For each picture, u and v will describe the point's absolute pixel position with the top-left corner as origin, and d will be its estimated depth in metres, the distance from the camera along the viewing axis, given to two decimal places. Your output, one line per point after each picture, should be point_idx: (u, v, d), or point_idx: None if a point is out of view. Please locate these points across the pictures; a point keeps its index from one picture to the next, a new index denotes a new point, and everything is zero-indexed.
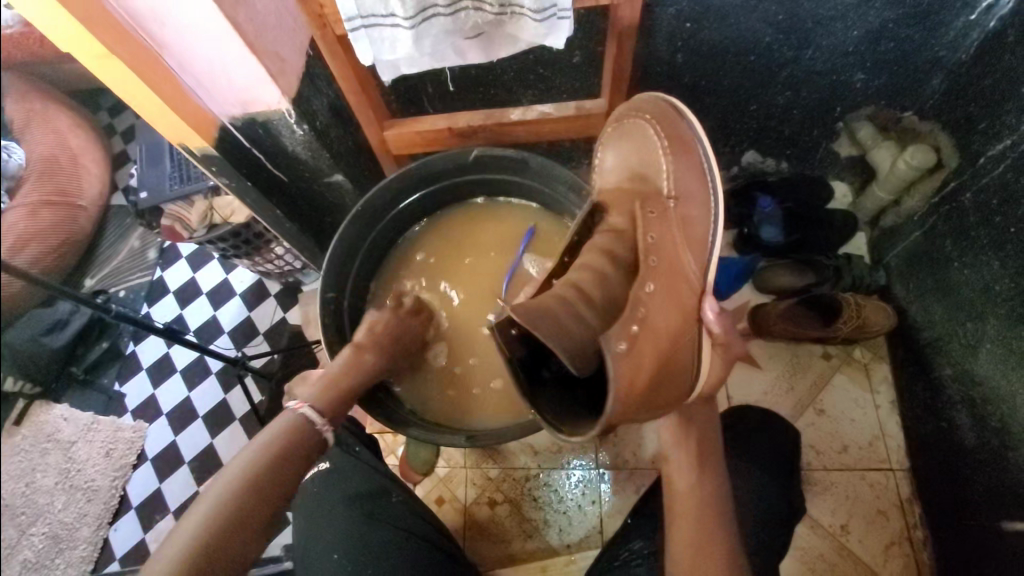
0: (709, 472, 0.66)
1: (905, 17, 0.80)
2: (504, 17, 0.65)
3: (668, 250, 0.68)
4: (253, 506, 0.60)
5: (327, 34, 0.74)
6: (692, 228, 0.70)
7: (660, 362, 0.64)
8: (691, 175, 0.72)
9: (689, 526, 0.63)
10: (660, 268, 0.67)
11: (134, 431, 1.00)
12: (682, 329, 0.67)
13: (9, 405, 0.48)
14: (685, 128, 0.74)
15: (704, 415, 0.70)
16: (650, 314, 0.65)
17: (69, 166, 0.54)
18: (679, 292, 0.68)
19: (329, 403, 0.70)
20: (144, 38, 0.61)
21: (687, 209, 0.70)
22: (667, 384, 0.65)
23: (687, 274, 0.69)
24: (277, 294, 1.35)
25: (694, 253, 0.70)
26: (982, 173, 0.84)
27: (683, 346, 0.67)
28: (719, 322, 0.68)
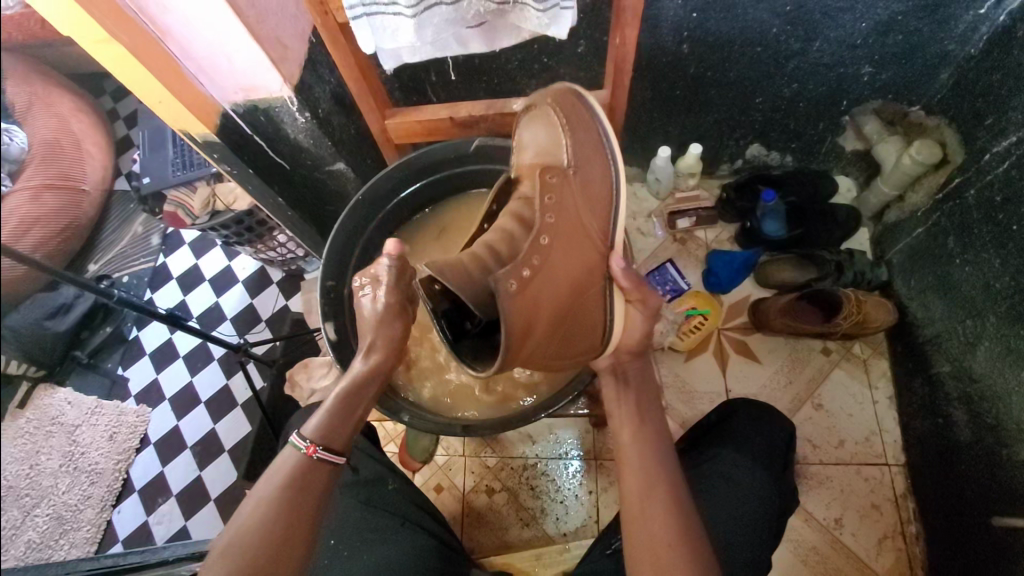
0: (654, 438, 0.66)
1: (914, 9, 0.79)
2: (506, 6, 0.64)
3: (568, 210, 0.64)
4: (285, 527, 0.57)
5: (328, 20, 0.72)
6: (597, 196, 0.67)
7: (561, 309, 0.64)
8: (589, 151, 0.67)
9: (638, 478, 0.63)
10: (558, 225, 0.63)
11: (137, 415, 1.04)
12: (583, 284, 0.66)
13: (14, 385, 0.49)
14: (586, 113, 0.69)
15: (640, 372, 0.73)
16: (548, 261, 0.62)
17: (70, 151, 0.54)
18: (580, 250, 0.65)
19: (320, 427, 0.63)
20: (148, 26, 0.61)
21: (589, 183, 0.66)
22: (571, 330, 0.67)
23: (590, 234, 0.66)
24: (278, 282, 1.31)
25: (601, 219, 0.67)
26: (986, 170, 0.84)
27: (586, 297, 0.67)
28: (623, 278, 0.69)
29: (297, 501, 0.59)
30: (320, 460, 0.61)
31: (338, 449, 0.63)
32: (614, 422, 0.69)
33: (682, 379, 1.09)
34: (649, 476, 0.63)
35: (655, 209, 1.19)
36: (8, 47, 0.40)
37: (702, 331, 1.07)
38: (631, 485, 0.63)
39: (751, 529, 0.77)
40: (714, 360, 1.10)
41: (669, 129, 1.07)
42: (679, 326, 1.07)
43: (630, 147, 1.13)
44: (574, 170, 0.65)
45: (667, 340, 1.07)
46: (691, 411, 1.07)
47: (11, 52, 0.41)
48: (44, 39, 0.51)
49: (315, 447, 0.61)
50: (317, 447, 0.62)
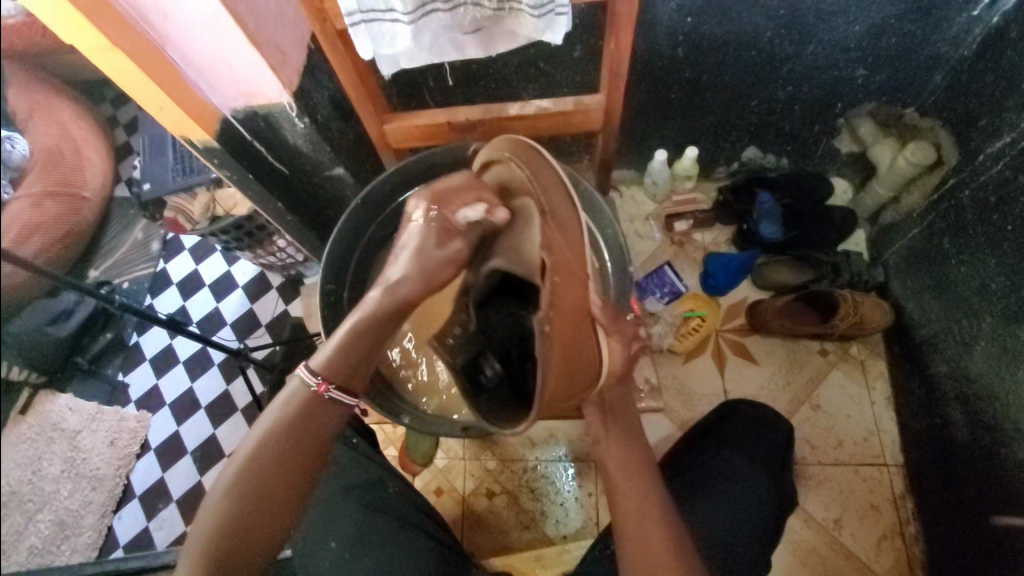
0: (641, 454, 0.66)
1: (906, 12, 0.80)
2: (502, 12, 0.65)
3: (553, 251, 0.54)
4: (290, 448, 0.57)
5: (327, 28, 0.75)
6: (572, 237, 0.56)
7: (567, 359, 0.57)
8: (554, 193, 0.58)
9: (626, 494, 0.63)
10: (555, 267, 0.54)
11: (138, 420, 0.98)
12: (579, 330, 0.56)
13: (15, 392, 0.50)
14: (544, 165, 0.61)
15: (626, 410, 0.67)
16: (560, 305, 0.54)
17: (72, 158, 0.55)
18: (575, 286, 0.55)
19: (331, 365, 0.58)
20: (150, 34, 0.61)
21: (561, 227, 0.56)
22: (571, 382, 0.59)
23: (581, 275, 0.55)
24: (278, 287, 1.32)
25: (580, 259, 0.56)
26: (981, 170, 0.84)
27: (582, 346, 0.57)
28: (602, 313, 0.60)
29: (296, 440, 0.57)
30: (331, 400, 0.58)
31: (342, 387, 0.59)
32: (601, 441, 0.66)
33: (680, 381, 1.10)
34: (637, 491, 0.63)
35: (653, 212, 1.20)
36: (11, 56, 0.41)
37: (700, 332, 1.08)
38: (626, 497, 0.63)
39: (749, 534, 0.77)
40: (713, 362, 1.10)
41: (665, 133, 1.08)
42: (677, 326, 1.08)
43: (627, 150, 1.13)
44: (546, 207, 0.57)
45: (665, 341, 1.08)
46: (690, 413, 1.07)
47: (14, 62, 0.42)
48: (47, 49, 0.50)
49: (328, 386, 0.58)
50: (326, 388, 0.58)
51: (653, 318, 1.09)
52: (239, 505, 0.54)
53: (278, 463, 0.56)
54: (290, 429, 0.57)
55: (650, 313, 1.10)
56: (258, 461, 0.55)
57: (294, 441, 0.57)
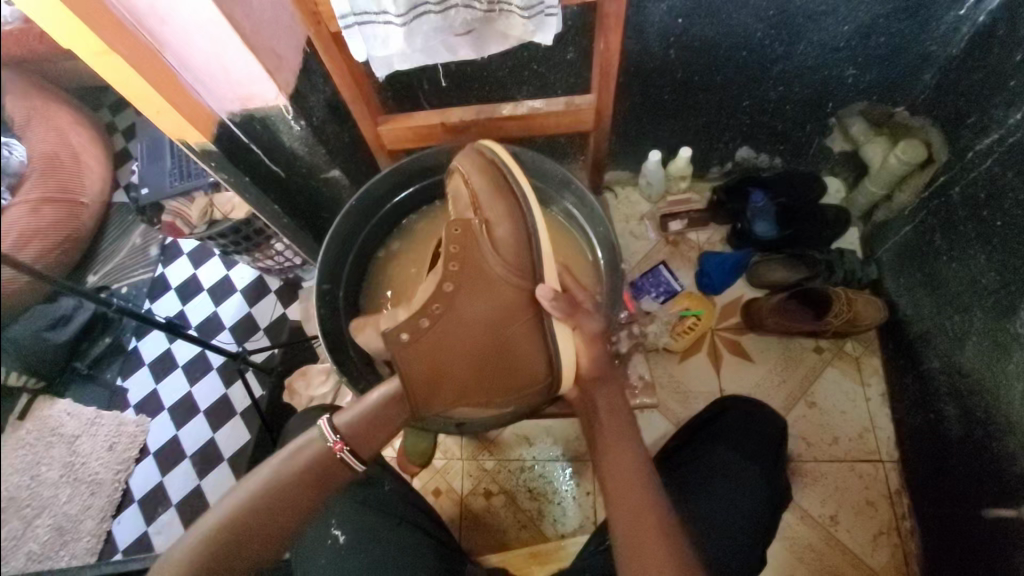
0: (627, 444, 0.66)
1: (895, 12, 0.81)
2: (492, 14, 0.66)
3: (472, 266, 0.67)
4: (300, 490, 0.61)
5: (322, 30, 0.75)
6: (517, 240, 0.68)
7: (472, 353, 0.68)
8: (495, 196, 0.70)
9: (630, 493, 0.63)
10: (458, 278, 0.66)
11: (137, 425, 0.95)
12: (502, 320, 0.68)
13: (12, 397, 0.50)
14: (499, 173, 0.72)
15: (611, 397, 0.71)
16: (453, 307, 0.67)
17: (70, 164, 0.55)
18: (490, 286, 0.67)
19: (355, 426, 0.64)
20: (146, 36, 0.62)
21: (493, 232, 0.68)
22: (500, 371, 0.69)
23: (496, 277, 0.67)
24: (277, 289, 1.33)
25: (518, 258, 0.68)
26: (970, 167, 0.85)
27: (507, 338, 0.68)
28: (552, 308, 0.68)
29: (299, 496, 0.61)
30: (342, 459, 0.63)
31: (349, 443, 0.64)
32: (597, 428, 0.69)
33: (676, 380, 1.10)
34: (630, 487, 0.63)
35: (648, 213, 1.21)
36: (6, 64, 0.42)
37: (696, 331, 1.09)
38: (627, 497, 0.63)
39: (744, 524, 0.78)
40: (709, 361, 1.11)
41: (659, 133, 1.09)
42: (674, 326, 1.08)
43: (621, 151, 1.14)
44: (481, 222, 0.68)
45: (662, 340, 1.08)
46: (688, 411, 1.08)
47: (12, 68, 0.43)
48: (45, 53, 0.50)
49: (343, 446, 0.63)
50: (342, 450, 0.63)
51: (649, 317, 1.09)
52: (209, 551, 0.57)
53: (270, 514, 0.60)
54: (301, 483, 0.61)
55: (646, 312, 1.10)
56: (253, 508, 0.59)
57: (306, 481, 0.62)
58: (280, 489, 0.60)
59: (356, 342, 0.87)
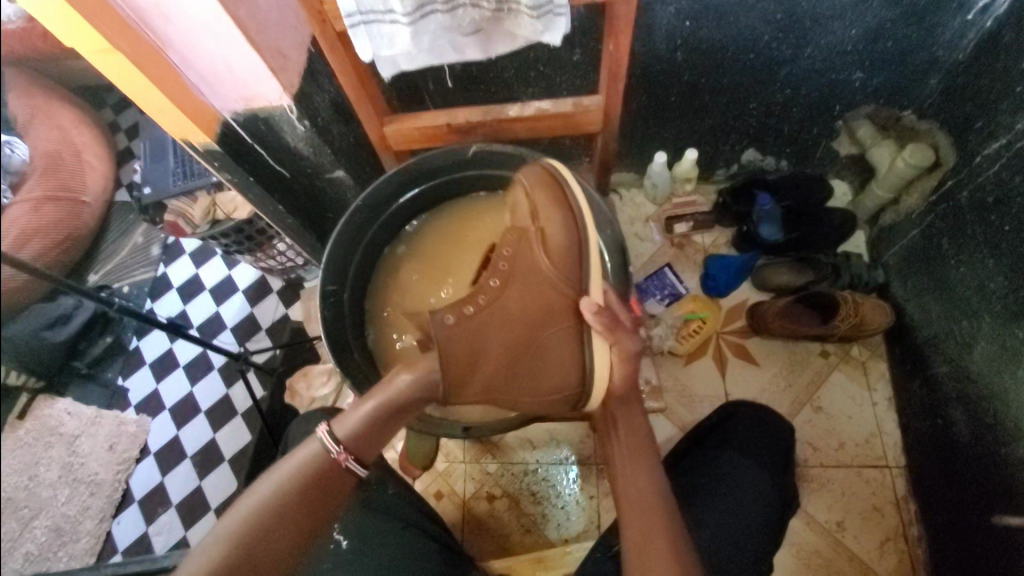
0: (645, 467, 0.68)
1: (903, 16, 0.81)
2: (501, 13, 0.65)
3: (523, 266, 0.67)
4: (293, 507, 0.59)
5: (327, 29, 0.73)
6: (566, 245, 0.66)
7: (508, 351, 0.66)
8: (552, 200, 0.68)
9: (633, 508, 0.65)
10: (510, 274, 0.67)
11: (136, 424, 0.94)
12: (541, 323, 0.66)
13: (15, 397, 0.49)
14: (559, 182, 0.70)
15: (630, 417, 0.70)
16: (500, 302, 0.66)
17: (73, 163, 0.56)
18: (537, 288, 0.66)
19: (357, 434, 0.63)
20: (149, 36, 0.61)
21: (544, 234, 0.66)
22: (528, 372, 0.67)
23: (550, 278, 0.66)
24: (278, 290, 1.29)
25: (567, 267, 0.66)
26: (978, 172, 0.85)
27: (545, 341, 0.66)
28: (596, 321, 0.66)
29: (294, 515, 0.59)
30: (347, 469, 0.63)
31: (349, 449, 0.63)
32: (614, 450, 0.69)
33: (682, 384, 1.09)
34: (644, 514, 0.64)
35: (653, 215, 1.20)
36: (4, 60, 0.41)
37: (701, 335, 1.08)
38: (630, 510, 0.65)
39: (757, 532, 0.77)
40: (714, 365, 1.10)
41: (664, 135, 1.08)
42: (678, 329, 1.08)
43: (627, 153, 1.14)
44: (534, 227, 0.67)
45: (667, 344, 1.08)
46: (692, 415, 1.07)
47: (10, 66, 0.42)
48: (49, 51, 0.51)
49: (348, 456, 0.63)
50: (348, 458, 0.62)
51: (654, 320, 1.09)
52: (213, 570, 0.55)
53: (268, 530, 0.58)
54: (278, 517, 0.59)
55: (652, 315, 1.09)
56: (253, 522, 0.58)
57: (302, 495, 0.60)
58: (272, 506, 0.59)
59: (359, 343, 0.86)
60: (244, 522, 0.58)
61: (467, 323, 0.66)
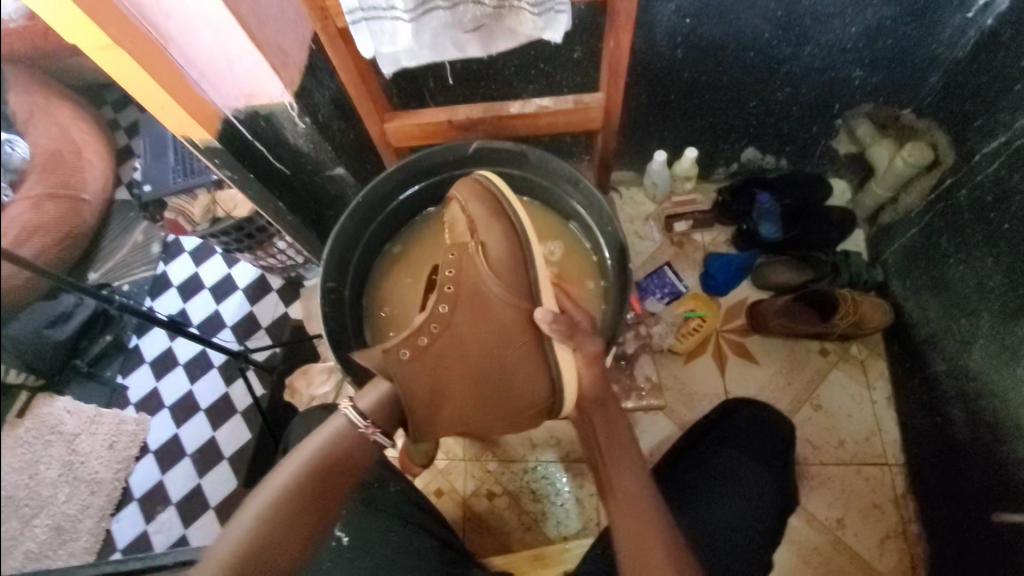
0: (629, 462, 0.67)
1: (902, 14, 0.81)
2: (502, 10, 0.66)
3: (468, 289, 0.68)
4: (316, 492, 0.60)
5: (329, 25, 0.73)
6: (507, 260, 0.68)
7: (472, 373, 0.69)
8: (490, 218, 0.70)
9: (624, 506, 0.64)
10: (456, 298, 0.68)
11: (136, 423, 0.91)
12: (498, 343, 0.68)
13: (12, 395, 0.50)
14: (494, 199, 0.72)
15: (608, 416, 0.70)
16: (450, 327, 0.68)
17: (73, 157, 0.55)
18: (485, 309, 0.68)
19: (380, 410, 0.67)
20: (152, 33, 0.62)
21: (487, 254, 0.68)
22: (494, 393, 0.70)
23: (497, 296, 0.67)
24: (278, 288, 1.32)
25: (514, 281, 0.68)
26: (977, 170, 0.85)
27: (508, 358, 0.69)
28: (551, 328, 0.68)
29: (314, 502, 0.59)
30: (376, 440, 0.65)
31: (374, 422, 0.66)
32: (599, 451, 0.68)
33: (682, 383, 1.09)
34: (632, 508, 0.63)
35: (652, 213, 1.20)
36: None
37: (700, 333, 1.08)
38: (623, 509, 0.64)
39: (746, 524, 0.77)
40: (714, 363, 1.10)
41: (665, 134, 1.08)
42: (677, 327, 1.08)
43: (627, 152, 1.14)
44: (476, 244, 0.69)
45: (666, 341, 1.08)
46: (692, 413, 1.07)
47: (9, 65, 0.43)
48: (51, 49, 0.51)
49: (375, 430, 0.65)
50: (376, 432, 0.65)
51: (654, 319, 1.09)
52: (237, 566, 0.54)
53: (292, 515, 0.58)
54: (304, 502, 0.59)
55: (651, 313, 1.10)
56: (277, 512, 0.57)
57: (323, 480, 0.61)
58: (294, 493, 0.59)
59: (360, 340, 0.87)
60: (266, 512, 0.57)
61: (426, 350, 0.67)
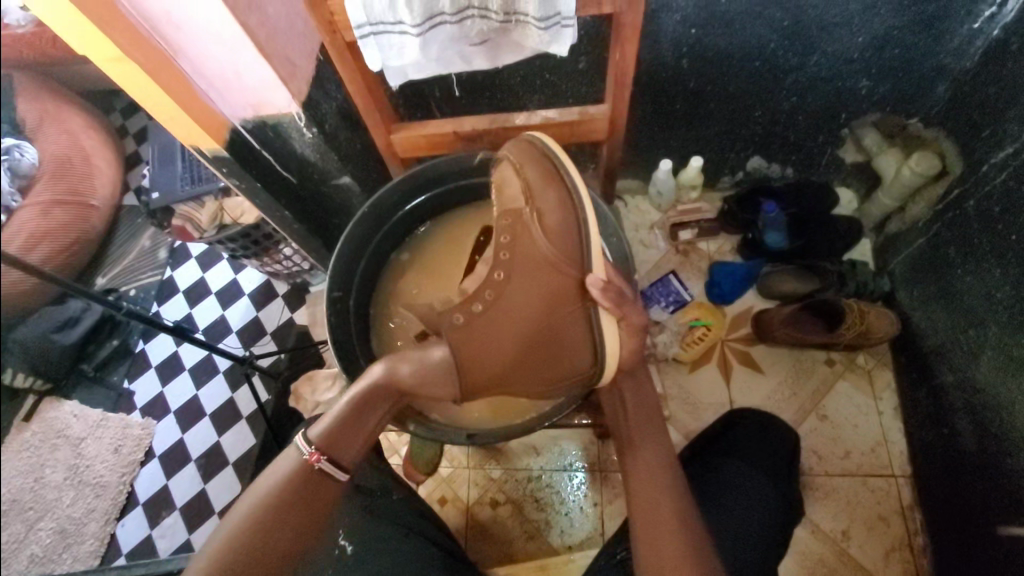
0: (654, 442, 0.68)
1: (910, 24, 0.81)
2: (508, 24, 0.66)
3: (523, 254, 0.66)
4: (269, 521, 0.59)
5: (337, 39, 0.71)
6: (563, 227, 0.66)
7: (522, 342, 0.67)
8: (545, 183, 0.67)
9: (644, 499, 0.64)
10: (512, 265, 0.67)
11: (143, 428, 0.91)
12: (551, 310, 0.67)
13: (20, 399, 0.50)
14: (549, 162, 0.69)
15: (638, 401, 0.72)
16: (502, 296, 0.67)
17: (82, 165, 0.58)
18: (538, 275, 0.66)
19: (329, 436, 0.63)
20: (161, 44, 0.62)
21: (541, 219, 0.66)
22: (546, 362, 0.68)
23: (550, 263, 0.66)
24: (284, 294, 1.32)
25: (566, 247, 0.66)
26: (985, 180, 0.84)
27: (558, 327, 0.67)
28: (603, 296, 0.66)
29: (269, 531, 0.59)
30: (322, 468, 0.62)
31: (321, 448, 0.62)
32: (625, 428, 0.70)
33: (687, 392, 1.09)
34: (653, 498, 0.64)
35: (658, 221, 1.20)
36: (14, 64, 0.41)
37: (705, 342, 1.08)
38: (640, 507, 0.64)
39: (763, 520, 0.78)
40: (719, 372, 1.10)
41: (670, 142, 1.08)
42: (682, 336, 1.08)
43: (632, 160, 1.14)
44: (531, 210, 0.66)
45: (671, 351, 1.08)
46: (697, 422, 1.07)
47: (21, 72, 0.44)
48: (51, 57, 0.51)
49: (320, 457, 0.62)
50: (321, 458, 0.62)
51: (658, 327, 1.09)
52: None
53: (247, 544, 0.58)
54: (257, 532, 0.59)
55: (656, 322, 1.09)
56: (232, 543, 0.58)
57: (276, 511, 0.60)
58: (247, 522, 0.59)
59: (365, 349, 0.87)
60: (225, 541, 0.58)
61: (479, 317, 0.67)
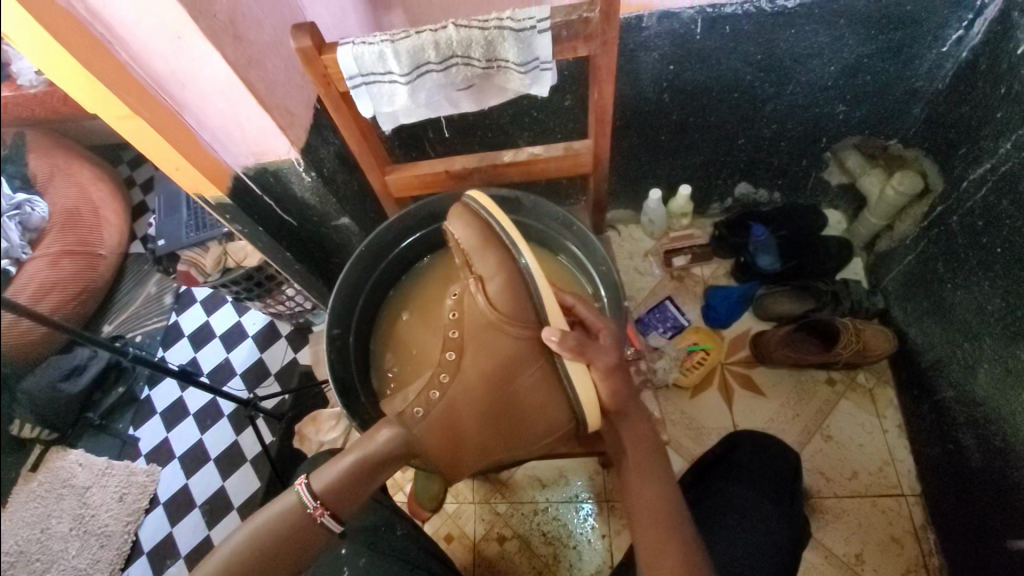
0: (654, 475, 0.66)
1: (878, 52, 0.84)
2: (491, 70, 0.70)
3: (472, 327, 0.68)
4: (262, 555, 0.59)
5: (331, 91, 0.74)
6: (507, 289, 0.66)
7: (489, 413, 0.68)
8: (486, 251, 0.68)
9: (643, 522, 0.64)
10: (463, 337, 0.69)
11: (147, 475, 0.94)
12: (511, 375, 0.67)
13: (27, 450, 0.51)
14: (489, 226, 0.71)
15: (636, 429, 0.70)
16: (459, 372, 0.68)
17: (89, 219, 0.61)
18: (491, 346, 0.67)
19: (333, 489, 0.62)
20: (167, 100, 0.65)
21: (485, 287, 0.67)
22: (521, 423, 0.69)
23: (499, 329, 0.66)
24: (288, 334, 1.35)
25: (513, 310, 0.66)
26: (966, 196, 0.86)
27: (522, 389, 0.68)
28: (561, 349, 0.65)
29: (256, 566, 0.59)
30: (322, 524, 0.61)
31: (324, 502, 0.61)
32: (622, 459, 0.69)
33: (690, 418, 1.09)
34: (655, 521, 0.63)
35: (651, 248, 1.22)
36: (26, 126, 0.44)
37: (705, 365, 1.08)
38: (645, 532, 0.63)
39: (766, 539, 0.78)
40: (722, 396, 1.10)
41: (658, 173, 1.12)
42: (681, 361, 1.08)
43: (622, 192, 1.17)
44: (473, 279, 0.68)
45: (671, 376, 1.08)
46: (701, 447, 1.06)
47: (32, 133, 0.46)
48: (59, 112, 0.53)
49: (323, 511, 0.61)
50: (322, 512, 0.61)
51: (657, 353, 1.09)
52: None
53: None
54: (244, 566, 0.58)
55: (653, 348, 1.10)
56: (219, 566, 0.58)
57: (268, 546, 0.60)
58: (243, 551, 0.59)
59: (367, 386, 0.88)
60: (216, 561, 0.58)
61: (445, 401, 0.67)
